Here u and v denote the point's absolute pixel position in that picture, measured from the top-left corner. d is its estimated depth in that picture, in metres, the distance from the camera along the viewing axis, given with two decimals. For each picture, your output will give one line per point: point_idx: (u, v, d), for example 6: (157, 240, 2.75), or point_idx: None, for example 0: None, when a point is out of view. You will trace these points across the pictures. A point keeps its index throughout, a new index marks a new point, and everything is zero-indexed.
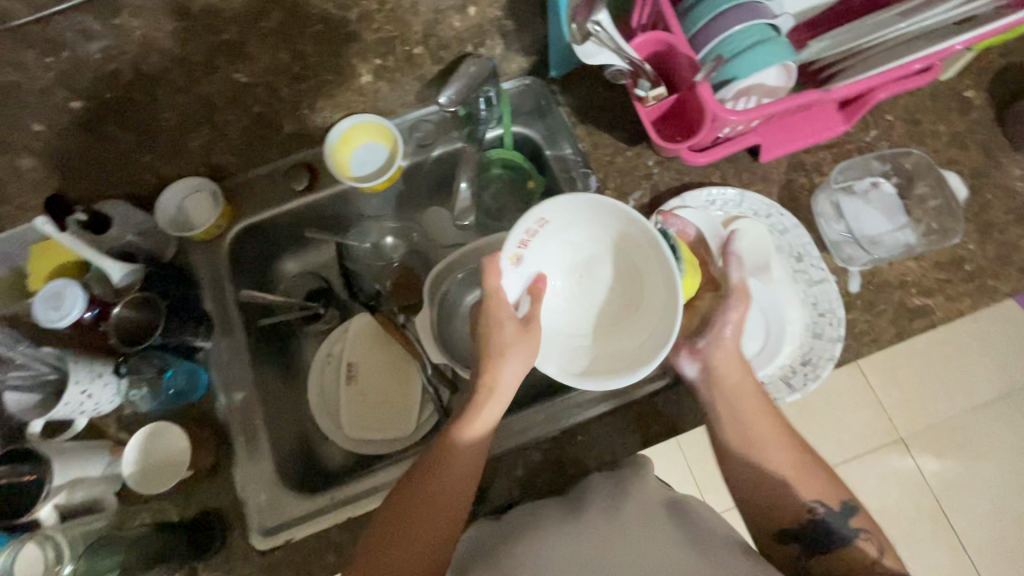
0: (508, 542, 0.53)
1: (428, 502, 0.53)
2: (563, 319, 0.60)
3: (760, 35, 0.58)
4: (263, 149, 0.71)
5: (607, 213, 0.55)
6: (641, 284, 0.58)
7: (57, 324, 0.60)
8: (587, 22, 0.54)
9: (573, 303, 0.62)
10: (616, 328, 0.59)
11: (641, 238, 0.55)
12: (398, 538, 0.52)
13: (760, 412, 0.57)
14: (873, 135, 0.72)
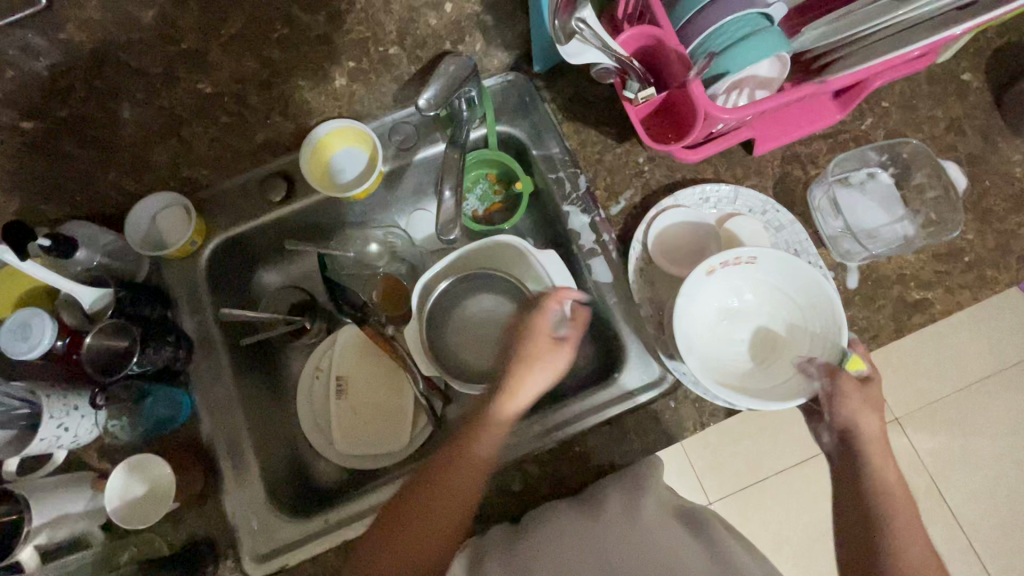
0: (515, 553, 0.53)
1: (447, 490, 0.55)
2: (706, 342, 0.60)
3: (752, 26, 0.55)
4: (235, 159, 0.68)
5: (788, 277, 0.58)
6: (789, 355, 0.59)
7: (27, 357, 0.57)
8: (571, 20, 0.51)
9: (728, 359, 0.61)
10: (746, 377, 0.59)
11: (814, 312, 0.58)
12: (419, 517, 0.54)
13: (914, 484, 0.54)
14: (868, 123, 0.70)
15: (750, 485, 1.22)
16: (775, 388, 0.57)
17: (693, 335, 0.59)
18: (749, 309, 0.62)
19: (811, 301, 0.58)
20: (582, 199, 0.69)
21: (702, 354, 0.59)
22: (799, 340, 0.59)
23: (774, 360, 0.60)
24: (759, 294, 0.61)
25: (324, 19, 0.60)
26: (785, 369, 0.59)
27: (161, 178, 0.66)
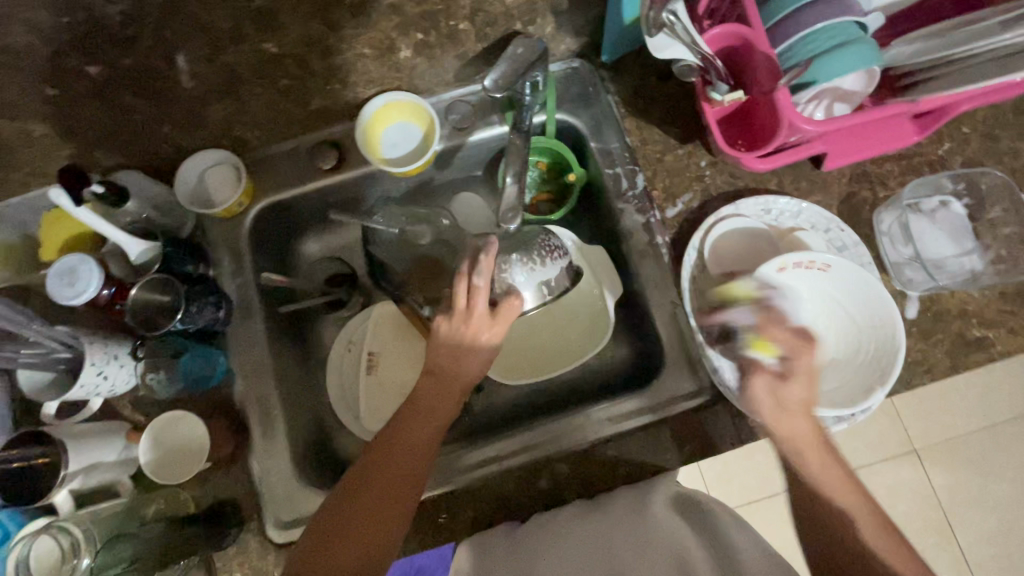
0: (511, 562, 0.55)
1: (386, 471, 0.54)
2: (759, 337, 0.58)
3: (847, 35, 0.52)
4: (289, 124, 0.67)
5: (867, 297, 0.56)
6: (829, 378, 0.57)
7: (73, 302, 0.58)
8: (661, 11, 0.48)
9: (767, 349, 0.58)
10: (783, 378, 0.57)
11: (876, 339, 0.56)
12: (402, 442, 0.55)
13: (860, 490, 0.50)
14: (946, 148, 0.66)
15: (757, 501, 1.20)
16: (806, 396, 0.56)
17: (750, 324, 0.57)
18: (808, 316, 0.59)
19: (873, 326, 0.56)
20: (638, 198, 0.67)
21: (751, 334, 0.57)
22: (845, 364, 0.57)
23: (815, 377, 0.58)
24: (824, 306, 0.59)
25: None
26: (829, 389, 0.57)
27: (214, 135, 0.65)
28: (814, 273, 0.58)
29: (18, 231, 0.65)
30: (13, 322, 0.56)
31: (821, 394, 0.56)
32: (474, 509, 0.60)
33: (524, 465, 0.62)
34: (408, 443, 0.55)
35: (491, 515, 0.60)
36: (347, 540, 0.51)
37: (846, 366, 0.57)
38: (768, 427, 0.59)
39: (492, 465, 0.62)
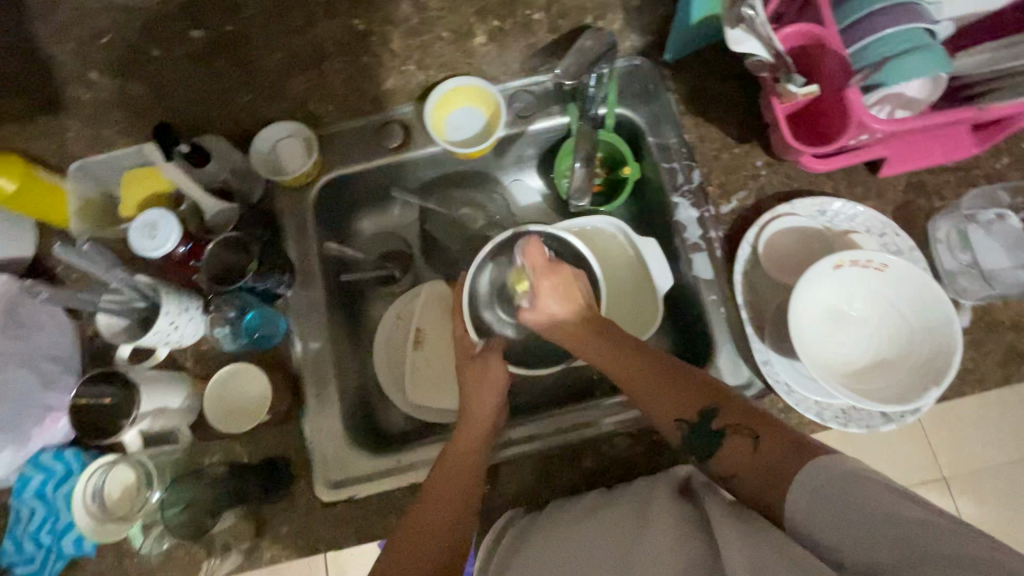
0: (540, 524, 0.55)
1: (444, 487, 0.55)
2: (811, 332, 0.58)
3: (916, 41, 0.54)
4: (360, 102, 0.69)
5: (919, 297, 0.57)
6: (881, 377, 0.57)
7: (152, 254, 0.60)
8: (741, 6, 0.52)
9: (819, 348, 0.58)
10: (834, 375, 0.58)
11: (930, 339, 0.56)
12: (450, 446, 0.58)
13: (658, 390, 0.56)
14: (1004, 163, 0.67)
15: None
16: (858, 393, 0.57)
17: (804, 319, 0.58)
18: (859, 317, 0.60)
19: (929, 328, 0.56)
20: (694, 193, 0.68)
21: (803, 333, 0.57)
22: (896, 364, 0.57)
23: (865, 377, 0.58)
24: (876, 307, 0.59)
25: None
26: (880, 388, 0.57)
27: (291, 107, 0.68)
28: (871, 273, 0.58)
29: (99, 187, 0.69)
30: (97, 267, 0.58)
31: (870, 391, 0.57)
32: (517, 482, 0.62)
33: (562, 446, 0.63)
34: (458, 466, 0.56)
35: (533, 489, 0.62)
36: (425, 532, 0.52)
37: (898, 366, 0.57)
38: (814, 423, 0.60)
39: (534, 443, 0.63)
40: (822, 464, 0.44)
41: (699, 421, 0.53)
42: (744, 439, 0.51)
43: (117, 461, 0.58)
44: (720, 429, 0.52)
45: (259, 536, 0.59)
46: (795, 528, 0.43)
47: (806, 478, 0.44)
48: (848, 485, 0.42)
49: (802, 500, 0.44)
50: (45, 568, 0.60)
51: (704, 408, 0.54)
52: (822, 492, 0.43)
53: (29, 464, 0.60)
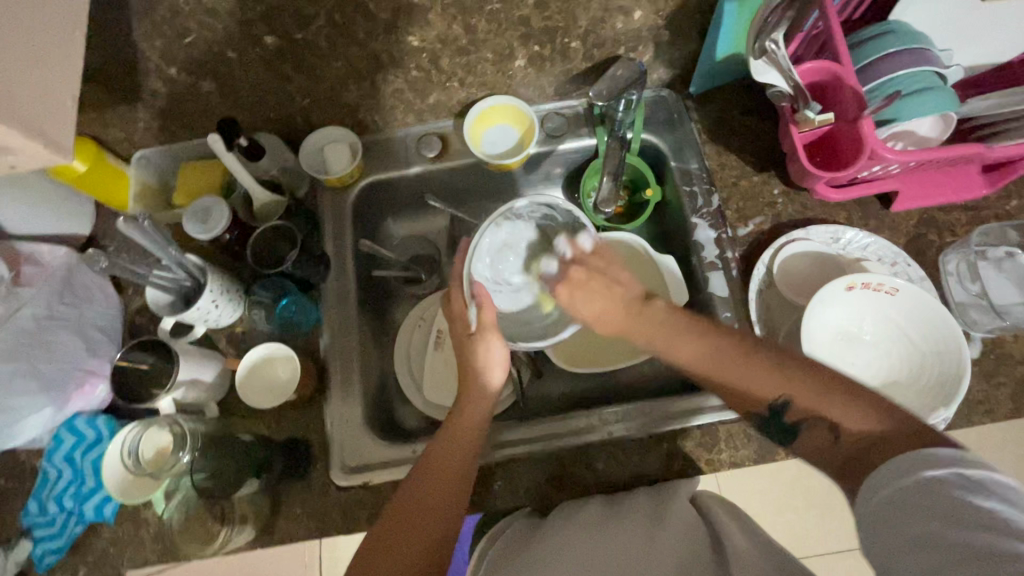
0: (550, 529, 0.56)
1: (435, 477, 0.53)
2: (822, 350, 0.60)
3: (928, 81, 0.58)
4: (405, 114, 0.75)
5: (927, 322, 0.59)
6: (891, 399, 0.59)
7: (198, 237, 0.66)
8: (765, 40, 0.56)
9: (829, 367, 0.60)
10: None
11: (938, 360, 0.57)
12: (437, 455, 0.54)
13: (749, 374, 0.52)
14: (1014, 205, 0.70)
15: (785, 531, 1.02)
16: None
17: (815, 337, 0.60)
18: (868, 339, 0.61)
19: (938, 352, 0.58)
20: (713, 216, 0.71)
21: (814, 349, 0.59)
22: (906, 387, 0.59)
23: None
24: (886, 330, 0.61)
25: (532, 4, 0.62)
26: None
27: (340, 114, 0.73)
28: (883, 297, 0.60)
29: (157, 176, 0.74)
30: (156, 245, 0.59)
31: None
32: (524, 480, 0.63)
33: (570, 451, 0.64)
34: (451, 457, 0.54)
35: (542, 489, 0.63)
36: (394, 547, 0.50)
37: (908, 387, 0.58)
38: None
39: (538, 444, 0.65)
40: (884, 471, 0.39)
41: (768, 414, 0.51)
42: (822, 427, 0.47)
43: (151, 423, 0.60)
44: (794, 422, 0.49)
45: (275, 514, 0.60)
46: (861, 529, 0.39)
47: (885, 478, 0.39)
48: (911, 498, 0.37)
49: (872, 499, 0.39)
50: (65, 531, 0.61)
51: (772, 399, 0.51)
52: (910, 496, 0.37)
53: (65, 426, 0.64)
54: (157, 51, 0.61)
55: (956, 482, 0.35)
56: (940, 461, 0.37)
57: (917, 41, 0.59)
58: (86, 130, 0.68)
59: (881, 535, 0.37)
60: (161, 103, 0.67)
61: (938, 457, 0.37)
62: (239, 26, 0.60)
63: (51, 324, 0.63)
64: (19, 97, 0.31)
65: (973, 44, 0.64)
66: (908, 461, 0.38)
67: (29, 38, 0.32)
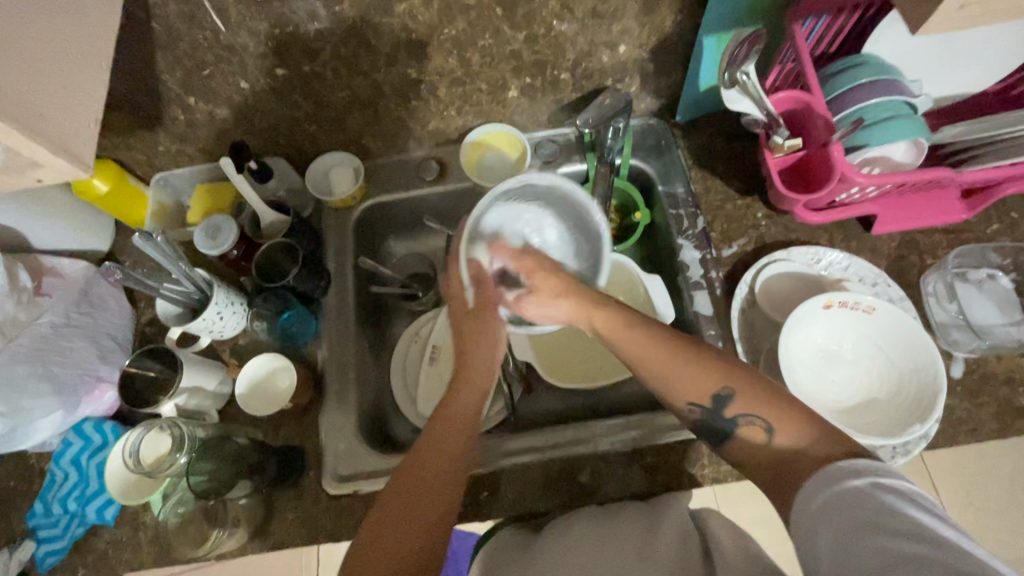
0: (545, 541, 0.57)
1: (430, 458, 0.51)
2: (801, 368, 0.61)
3: (896, 110, 0.61)
4: (406, 140, 0.79)
5: (906, 339, 0.60)
6: (870, 416, 0.60)
7: (209, 253, 0.71)
8: (737, 71, 0.61)
9: (809, 383, 0.61)
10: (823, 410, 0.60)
11: (916, 378, 0.59)
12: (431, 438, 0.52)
13: (694, 373, 0.51)
14: (995, 228, 0.71)
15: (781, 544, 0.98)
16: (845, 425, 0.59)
17: (794, 354, 0.61)
18: (848, 357, 0.63)
19: (916, 369, 0.59)
20: (698, 237, 0.73)
21: (793, 366, 0.61)
22: (884, 405, 0.60)
23: (854, 414, 0.60)
24: (866, 348, 0.62)
25: (522, 39, 0.67)
26: (869, 424, 0.59)
27: (345, 140, 0.78)
28: (861, 315, 0.62)
29: (173, 197, 0.79)
30: (166, 259, 0.63)
31: (860, 426, 0.59)
32: (519, 492, 0.65)
33: (565, 462, 0.65)
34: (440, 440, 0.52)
35: (528, 499, 0.64)
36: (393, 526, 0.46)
37: (886, 404, 0.60)
38: None
39: (527, 455, 0.66)
40: (826, 476, 0.40)
41: (711, 406, 0.50)
42: (758, 426, 0.48)
43: (150, 426, 0.63)
44: (735, 416, 0.49)
45: (267, 521, 0.62)
46: (798, 532, 0.41)
47: (806, 494, 0.41)
48: (852, 506, 0.38)
49: (812, 501, 0.40)
50: (67, 533, 0.63)
51: (716, 389, 0.50)
52: (829, 513, 0.39)
53: (73, 430, 0.68)
54: (176, 82, 0.66)
55: (862, 492, 0.38)
56: (845, 472, 0.40)
57: (886, 72, 0.62)
58: (110, 154, 0.74)
59: (817, 554, 0.39)
60: (178, 130, 0.72)
61: (876, 467, 0.39)
62: (251, 59, 0.65)
63: (67, 331, 0.67)
64: (51, 121, 0.35)
65: (943, 76, 0.67)
66: (814, 479, 0.41)
67: (63, 71, 0.36)
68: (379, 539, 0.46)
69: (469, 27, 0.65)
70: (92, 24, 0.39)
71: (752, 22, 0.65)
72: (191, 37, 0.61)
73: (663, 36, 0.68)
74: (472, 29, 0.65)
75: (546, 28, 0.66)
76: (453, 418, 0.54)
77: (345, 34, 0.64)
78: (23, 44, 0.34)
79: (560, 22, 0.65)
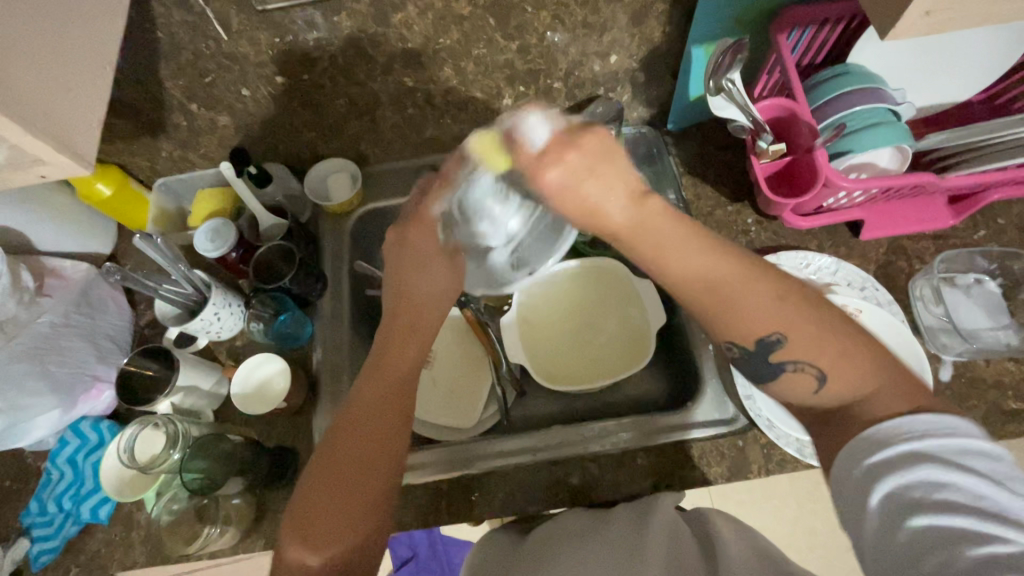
0: (540, 539, 0.57)
1: (357, 435, 0.48)
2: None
3: (880, 117, 0.62)
4: (403, 147, 0.81)
5: None
6: None
7: (208, 255, 0.72)
8: (723, 79, 0.63)
9: None
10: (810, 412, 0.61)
11: None
12: (364, 411, 0.49)
13: (750, 288, 0.44)
14: (982, 234, 0.72)
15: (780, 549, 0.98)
16: None
17: None
18: None
19: None
20: None
21: None
22: None
23: None
24: None
25: (515, 49, 0.68)
26: None
27: (343, 147, 0.80)
28: None
29: (174, 202, 0.81)
30: (166, 260, 0.64)
31: None
32: (510, 492, 0.65)
33: (556, 462, 0.66)
34: (373, 413, 0.49)
35: (518, 500, 0.65)
36: (324, 509, 0.45)
37: None
38: (797, 461, 0.61)
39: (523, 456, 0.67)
40: (863, 442, 0.39)
41: (757, 349, 0.45)
42: (808, 373, 0.43)
43: (146, 422, 0.64)
44: (780, 361, 0.44)
45: (258, 520, 0.63)
46: (839, 500, 0.39)
47: (854, 457, 0.39)
48: (899, 469, 0.36)
49: (852, 469, 0.38)
50: (61, 532, 0.64)
51: (767, 334, 0.44)
52: (883, 477, 0.36)
53: (70, 429, 0.68)
54: (179, 89, 0.68)
55: (922, 457, 0.36)
56: (908, 435, 0.37)
57: (870, 80, 0.64)
58: (114, 159, 0.76)
59: (862, 519, 0.37)
60: (180, 136, 0.74)
61: (924, 426, 0.37)
62: (252, 67, 0.67)
63: (66, 331, 0.68)
64: (54, 119, 0.36)
65: (926, 86, 0.69)
66: (871, 441, 0.38)
67: (66, 73, 0.38)
68: (312, 519, 0.44)
69: (464, 37, 0.66)
70: (97, 30, 0.41)
71: (739, 33, 0.67)
72: (194, 46, 0.63)
73: (652, 47, 0.70)
74: (466, 39, 0.67)
75: (538, 39, 0.68)
76: (387, 386, 0.51)
77: (343, 44, 0.66)
78: (28, 46, 0.35)
79: (553, 33, 0.67)
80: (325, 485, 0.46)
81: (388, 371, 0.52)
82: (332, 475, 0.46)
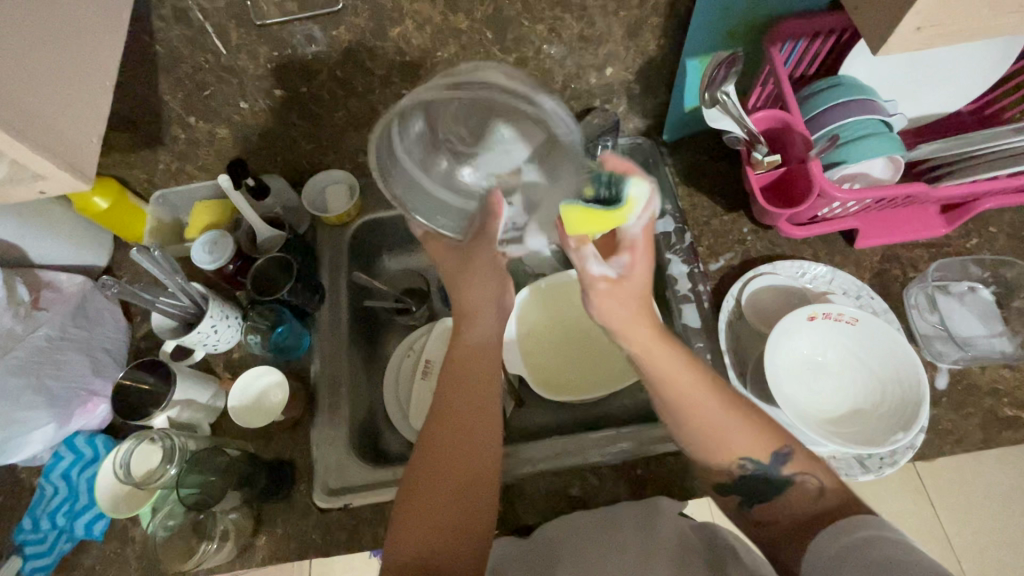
0: (541, 550, 0.55)
1: (445, 444, 0.51)
2: (789, 378, 0.63)
3: (873, 129, 0.63)
4: None
5: (888, 349, 0.62)
6: (856, 426, 0.61)
7: (205, 267, 0.72)
8: (718, 91, 0.65)
9: (794, 394, 0.62)
10: (809, 421, 0.61)
11: (896, 386, 0.61)
12: (453, 417, 0.53)
13: (736, 414, 0.50)
14: (974, 242, 0.73)
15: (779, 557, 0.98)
16: (830, 434, 0.60)
17: (779, 365, 0.63)
18: (831, 367, 0.64)
19: (899, 378, 0.61)
20: (685, 251, 0.74)
21: (778, 378, 0.62)
22: (869, 415, 0.61)
23: (840, 425, 0.61)
24: (849, 360, 0.64)
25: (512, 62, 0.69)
26: (853, 433, 0.60)
27: (340, 158, 0.80)
28: (844, 327, 0.64)
29: (171, 214, 0.81)
30: (163, 271, 0.64)
31: (846, 436, 0.60)
32: (512, 502, 0.64)
33: (556, 473, 0.66)
34: (461, 418, 0.52)
35: (518, 513, 0.64)
36: (425, 509, 0.48)
37: (870, 414, 0.61)
38: None
39: (527, 467, 0.66)
40: (839, 523, 0.42)
41: (757, 448, 0.49)
42: (809, 485, 0.47)
43: (143, 436, 0.63)
44: (789, 474, 0.48)
45: (256, 534, 0.62)
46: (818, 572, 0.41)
47: (830, 534, 0.42)
48: (867, 545, 0.39)
49: (832, 543, 0.41)
50: (55, 549, 0.63)
51: (774, 448, 0.49)
52: (859, 547, 0.39)
53: (64, 444, 0.68)
54: (178, 102, 0.68)
55: (888, 535, 0.39)
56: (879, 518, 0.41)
57: (863, 92, 0.65)
58: (111, 171, 0.76)
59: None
60: (178, 149, 0.74)
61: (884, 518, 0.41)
62: (251, 81, 0.67)
63: (63, 343, 0.68)
64: (55, 136, 0.36)
65: (917, 96, 0.69)
66: (859, 520, 0.41)
67: (66, 90, 0.38)
68: (407, 529, 0.47)
69: (462, 51, 0.67)
70: (99, 51, 0.41)
71: (732, 45, 0.68)
72: (193, 60, 0.64)
73: (647, 59, 0.71)
74: (465, 52, 0.67)
75: (535, 51, 0.68)
76: (468, 393, 0.54)
77: (342, 58, 0.66)
78: (31, 62, 0.35)
79: (550, 46, 0.68)
80: (426, 487, 0.49)
81: (461, 395, 0.54)
82: (420, 498, 0.49)
